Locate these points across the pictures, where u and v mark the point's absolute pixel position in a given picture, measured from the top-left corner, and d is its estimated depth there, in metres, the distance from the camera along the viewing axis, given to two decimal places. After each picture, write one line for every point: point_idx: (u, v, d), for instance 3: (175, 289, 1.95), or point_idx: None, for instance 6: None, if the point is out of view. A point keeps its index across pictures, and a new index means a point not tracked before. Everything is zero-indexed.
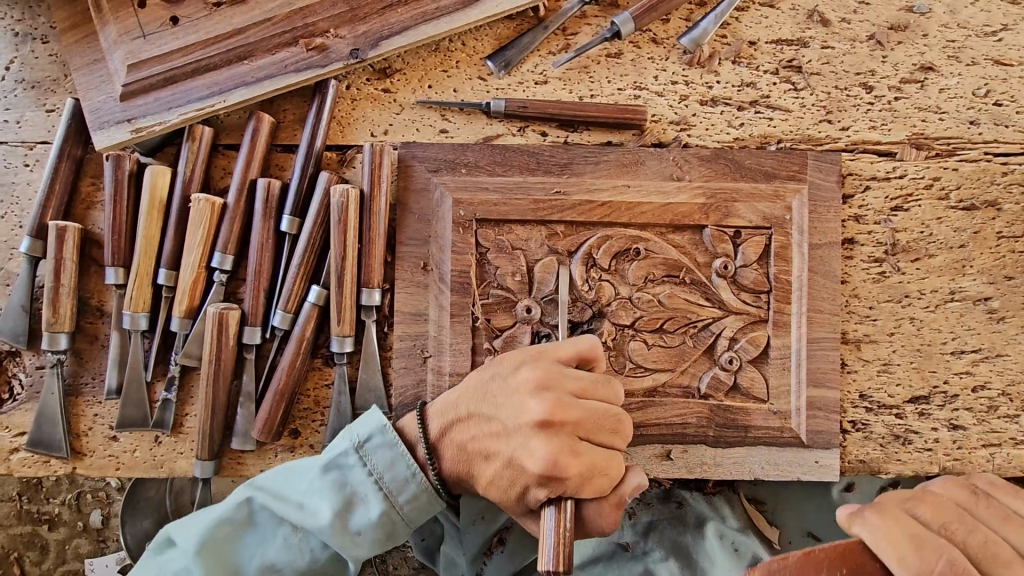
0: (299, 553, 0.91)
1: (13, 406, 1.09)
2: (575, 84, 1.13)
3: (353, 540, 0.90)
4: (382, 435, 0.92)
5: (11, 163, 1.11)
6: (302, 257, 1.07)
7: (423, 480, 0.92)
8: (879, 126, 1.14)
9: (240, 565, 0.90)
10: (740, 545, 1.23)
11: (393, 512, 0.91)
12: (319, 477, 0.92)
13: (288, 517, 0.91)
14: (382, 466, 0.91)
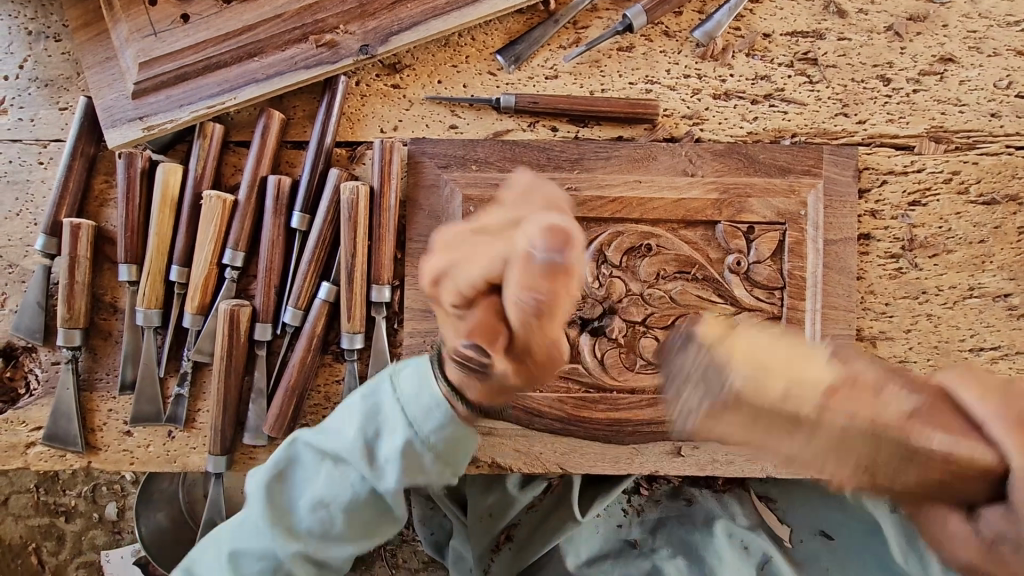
0: (343, 490, 0.84)
1: (30, 401, 1.11)
2: (586, 78, 1.12)
3: (387, 472, 0.82)
4: (412, 362, 0.83)
5: (25, 161, 1.12)
6: (313, 253, 1.07)
7: (450, 412, 0.78)
8: (898, 119, 1.12)
9: (293, 505, 0.86)
10: (749, 543, 1.27)
11: (421, 445, 0.80)
12: (353, 411, 0.85)
13: (329, 453, 0.85)
14: (408, 392, 0.81)
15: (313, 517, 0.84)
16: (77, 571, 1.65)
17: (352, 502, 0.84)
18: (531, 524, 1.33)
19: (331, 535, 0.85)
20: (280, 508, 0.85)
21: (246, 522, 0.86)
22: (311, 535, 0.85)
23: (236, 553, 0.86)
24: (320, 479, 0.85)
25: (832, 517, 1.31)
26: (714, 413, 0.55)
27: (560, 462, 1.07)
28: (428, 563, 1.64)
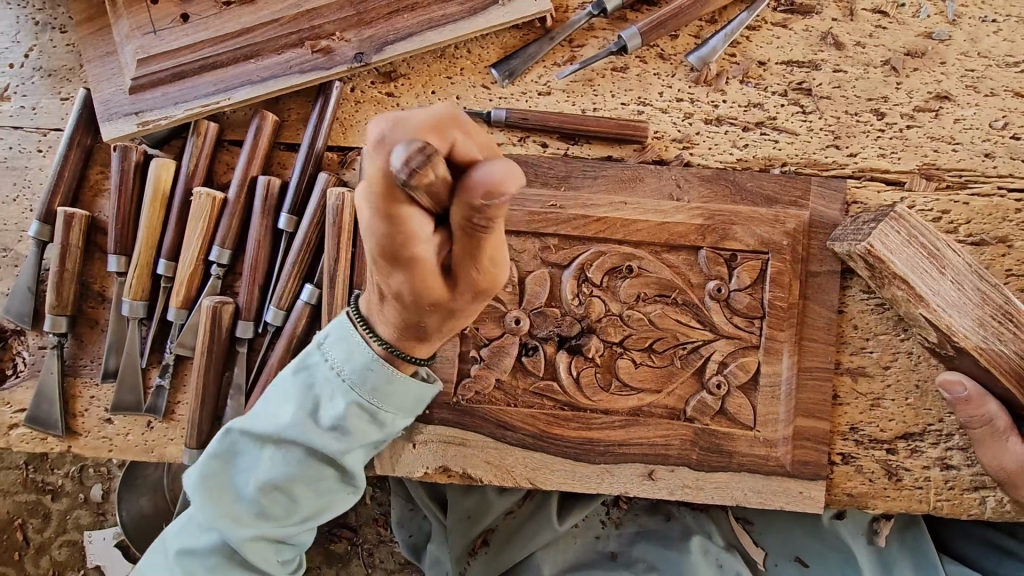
0: (290, 465, 0.86)
1: (15, 382, 1.13)
2: (579, 97, 1.13)
3: (332, 436, 0.85)
4: (334, 329, 0.86)
5: (25, 148, 1.15)
6: (297, 255, 1.08)
7: (383, 365, 0.83)
8: (888, 155, 1.11)
9: (236, 489, 0.87)
10: (723, 563, 1.28)
11: (362, 400, 0.84)
12: (286, 385, 0.87)
13: (267, 433, 0.86)
14: (338, 358, 0.84)
15: (262, 497, 0.86)
16: (60, 549, 1.69)
17: (301, 475, 0.87)
18: (508, 530, 1.36)
19: (281, 506, 0.87)
20: (224, 495, 0.87)
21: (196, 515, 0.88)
22: (261, 514, 0.86)
23: (186, 547, 0.87)
24: (262, 458, 0.87)
25: (810, 546, 1.29)
26: (885, 232, 0.99)
27: (530, 478, 1.07)
28: (404, 564, 1.66)
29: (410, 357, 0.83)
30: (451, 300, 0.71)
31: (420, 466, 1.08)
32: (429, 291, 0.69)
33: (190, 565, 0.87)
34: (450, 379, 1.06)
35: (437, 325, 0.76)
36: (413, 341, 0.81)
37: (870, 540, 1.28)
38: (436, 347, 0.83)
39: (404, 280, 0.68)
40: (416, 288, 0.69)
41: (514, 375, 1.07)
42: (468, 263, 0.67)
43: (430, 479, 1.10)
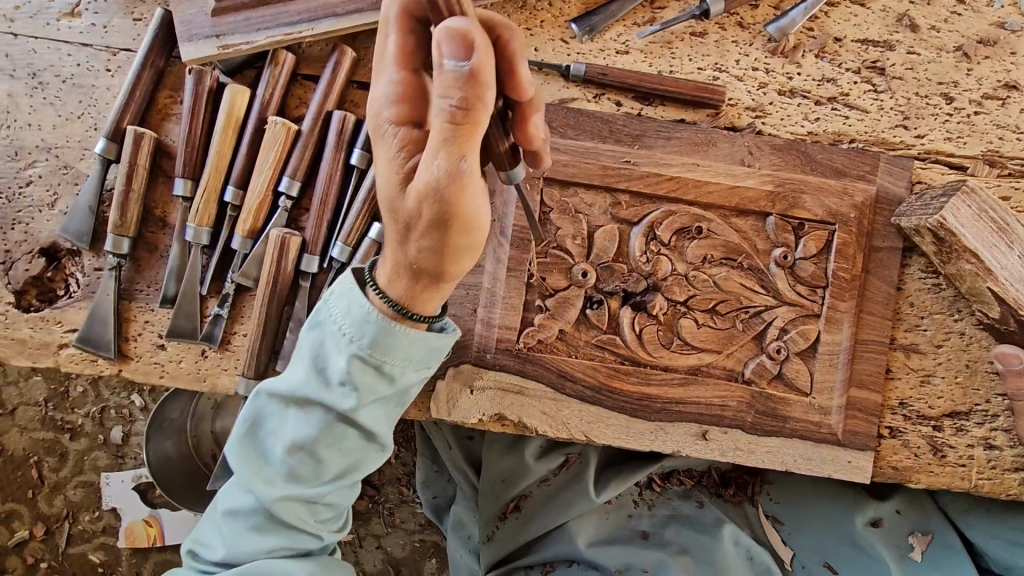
0: (311, 424, 0.85)
1: (67, 302, 1.11)
2: (657, 58, 1.13)
3: (341, 394, 0.83)
4: (339, 283, 0.83)
5: (93, 66, 1.13)
6: (368, 193, 1.08)
7: (380, 316, 0.79)
8: (955, 139, 1.13)
9: (265, 452, 0.87)
10: (754, 554, 1.30)
11: (366, 355, 0.81)
12: (300, 347, 0.86)
13: (286, 393, 0.86)
14: (341, 314, 0.82)
15: (286, 462, 0.86)
16: (75, 489, 1.65)
17: (321, 437, 0.85)
18: (542, 498, 1.35)
19: (308, 469, 0.86)
20: (255, 459, 0.87)
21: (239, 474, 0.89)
22: (289, 477, 0.86)
23: (232, 508, 0.89)
24: (285, 421, 0.86)
25: (841, 550, 1.30)
26: (955, 206, 1.01)
27: (586, 431, 1.08)
28: (425, 525, 1.66)
29: (392, 304, 0.79)
30: (409, 210, 0.70)
31: (476, 412, 1.08)
32: (395, 184, 0.72)
33: (235, 525, 0.88)
34: (514, 326, 1.07)
35: (406, 251, 0.74)
36: (397, 279, 0.78)
37: (903, 552, 1.27)
38: (414, 294, 0.78)
39: (381, 169, 0.74)
40: (387, 181, 0.72)
41: (577, 327, 1.08)
42: (426, 160, 0.65)
43: (483, 427, 1.09)
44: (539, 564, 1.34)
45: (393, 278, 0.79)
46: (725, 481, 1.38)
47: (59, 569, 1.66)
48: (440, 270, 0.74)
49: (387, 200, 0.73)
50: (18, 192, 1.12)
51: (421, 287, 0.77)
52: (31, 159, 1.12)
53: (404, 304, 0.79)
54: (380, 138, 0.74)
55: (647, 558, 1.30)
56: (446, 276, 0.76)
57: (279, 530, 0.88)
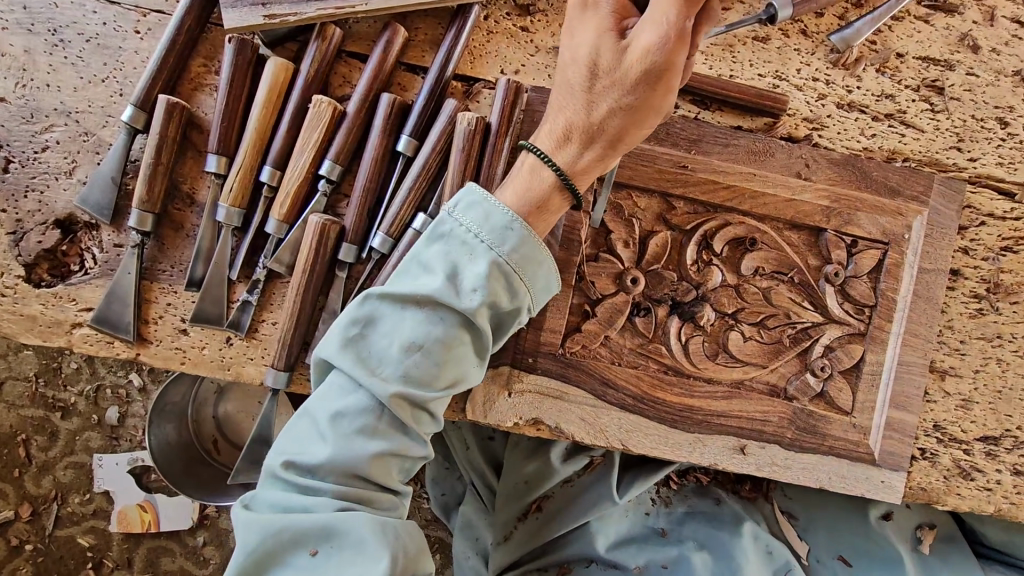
0: (434, 325, 0.82)
1: (83, 279, 1.04)
2: (717, 61, 1.09)
3: (470, 297, 0.81)
4: (472, 193, 0.84)
5: (120, 26, 1.05)
6: (414, 182, 1.02)
7: (522, 227, 0.82)
8: (1007, 164, 1.12)
9: (377, 356, 0.82)
10: (773, 549, 1.26)
11: (503, 261, 0.82)
12: (424, 252, 0.84)
13: (408, 294, 0.82)
14: (477, 219, 0.82)
15: (405, 362, 0.81)
16: (64, 471, 1.55)
17: (445, 339, 0.82)
18: (563, 498, 1.32)
19: (424, 373, 0.82)
20: (366, 362, 0.81)
21: (339, 381, 0.82)
22: (405, 379, 0.81)
23: (331, 421, 0.80)
24: (403, 323, 0.82)
25: (854, 543, 1.29)
26: None
27: (624, 440, 1.05)
28: (430, 520, 1.61)
29: (557, 171, 0.82)
30: (620, 67, 0.73)
31: (513, 416, 1.03)
32: (606, 43, 0.74)
33: (339, 428, 0.80)
34: (558, 329, 1.03)
35: (593, 111, 0.78)
36: (565, 143, 0.81)
37: (913, 547, 1.28)
38: (581, 162, 0.82)
39: (587, 33, 0.75)
40: (595, 43, 0.75)
41: (623, 333, 1.05)
42: (655, 17, 0.68)
43: (518, 431, 1.05)
44: (555, 564, 1.31)
45: (562, 143, 0.81)
46: (740, 477, 1.38)
47: (44, 552, 1.55)
48: (620, 135, 0.78)
49: (588, 59, 0.76)
50: (33, 157, 1.04)
51: (593, 154, 0.81)
52: (48, 123, 1.04)
53: (567, 171, 0.82)
54: (591, 7, 0.75)
55: (666, 554, 1.26)
56: (621, 144, 0.80)
57: (384, 439, 0.81)
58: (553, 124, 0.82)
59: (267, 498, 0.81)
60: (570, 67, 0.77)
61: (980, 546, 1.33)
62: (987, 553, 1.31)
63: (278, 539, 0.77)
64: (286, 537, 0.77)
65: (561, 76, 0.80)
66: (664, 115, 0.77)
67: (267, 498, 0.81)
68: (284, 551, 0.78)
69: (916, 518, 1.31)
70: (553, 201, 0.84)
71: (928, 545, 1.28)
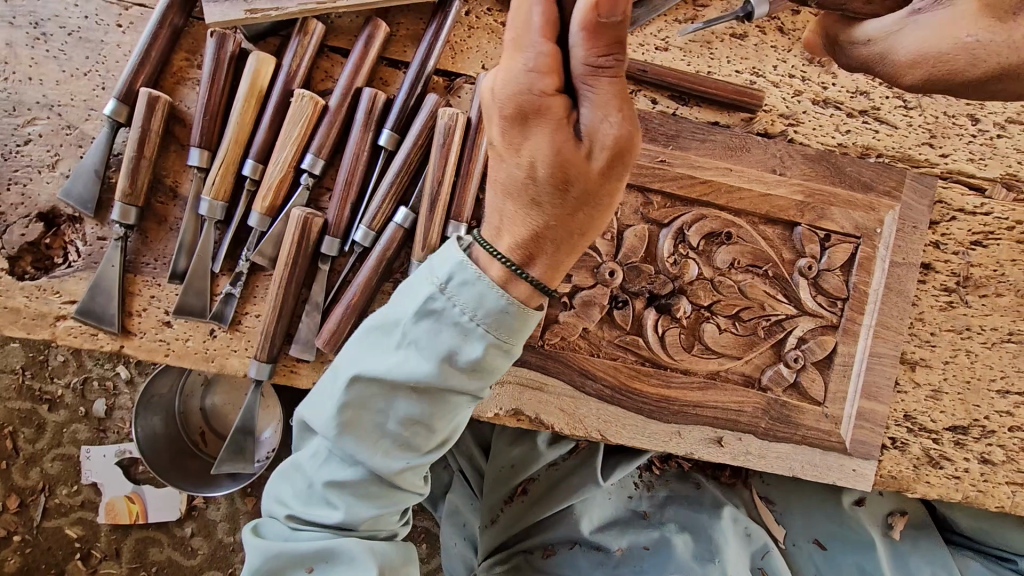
0: (430, 405, 0.77)
1: (67, 272, 1.05)
2: (695, 57, 1.10)
3: (467, 380, 0.75)
4: (463, 271, 0.71)
5: (102, 20, 1.05)
6: (396, 177, 1.03)
7: (520, 306, 0.71)
8: (977, 160, 1.15)
9: (374, 430, 0.79)
10: (752, 532, 1.29)
11: (499, 341, 0.73)
12: (412, 332, 0.74)
13: (400, 379, 0.75)
14: (470, 301, 0.72)
15: (402, 436, 0.79)
16: (52, 463, 1.56)
17: (442, 413, 0.78)
18: (548, 483, 1.34)
19: (422, 441, 0.80)
20: (363, 437, 0.79)
21: (337, 452, 0.80)
22: (404, 447, 0.80)
23: (333, 487, 0.81)
24: (397, 400, 0.77)
25: (829, 530, 1.32)
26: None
27: (602, 430, 1.07)
28: (417, 510, 1.63)
29: (506, 261, 0.72)
30: (588, 172, 0.67)
31: (494, 406, 1.05)
32: (567, 148, 0.66)
33: (341, 494, 0.81)
34: (538, 322, 1.05)
35: (568, 221, 0.70)
36: (536, 254, 0.72)
37: (884, 532, 1.31)
38: (554, 268, 0.74)
39: (542, 137, 0.66)
40: (554, 151, 0.66)
41: (601, 326, 1.08)
42: (615, 115, 0.64)
43: (498, 422, 1.07)
44: (540, 547, 1.34)
45: (529, 256, 0.72)
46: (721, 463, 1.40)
47: (33, 543, 1.56)
48: (590, 229, 0.72)
49: (554, 172, 0.67)
50: (16, 150, 1.05)
51: (561, 257, 0.73)
52: (31, 116, 1.05)
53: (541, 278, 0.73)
54: (531, 119, 0.65)
55: (648, 537, 1.28)
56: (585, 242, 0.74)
57: (387, 497, 0.83)
58: (517, 238, 0.72)
59: (274, 527, 0.86)
60: (534, 182, 0.68)
61: (953, 534, 1.36)
62: (960, 540, 1.35)
63: (277, 561, 0.82)
64: (282, 560, 0.82)
65: (514, 190, 0.70)
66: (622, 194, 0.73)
67: (274, 529, 0.86)
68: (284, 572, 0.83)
69: (890, 505, 1.34)
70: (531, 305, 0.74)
71: (899, 532, 1.32)
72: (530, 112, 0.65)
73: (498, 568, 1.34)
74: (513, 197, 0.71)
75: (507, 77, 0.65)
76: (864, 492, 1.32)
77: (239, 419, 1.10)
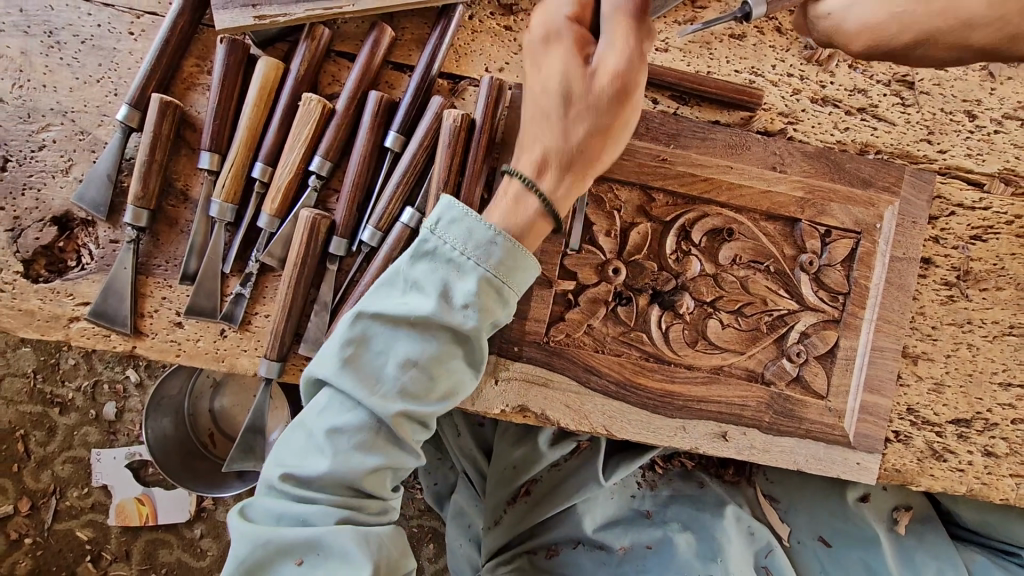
0: (429, 345, 0.83)
1: (80, 274, 1.07)
2: (695, 58, 1.12)
3: (463, 316, 0.83)
4: (453, 209, 0.84)
5: (114, 28, 1.08)
6: (402, 177, 1.05)
7: (508, 239, 0.84)
8: (975, 155, 1.16)
9: (373, 374, 0.83)
10: (755, 530, 1.29)
11: (493, 276, 0.84)
12: (411, 269, 0.85)
13: (401, 315, 0.83)
14: (462, 235, 0.84)
15: (399, 382, 0.83)
16: (63, 465, 1.58)
17: (440, 355, 0.84)
18: (551, 483, 1.36)
19: (419, 389, 0.84)
20: (363, 382, 0.83)
21: (335, 401, 0.84)
22: (402, 395, 0.83)
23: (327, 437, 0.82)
24: (397, 340, 0.83)
25: (835, 525, 1.32)
26: None
27: (607, 425, 1.08)
28: (423, 510, 1.64)
29: (540, 198, 0.86)
30: (586, 91, 0.80)
31: (500, 403, 1.06)
32: (573, 70, 0.80)
33: (335, 444, 0.82)
34: (543, 319, 1.06)
35: (570, 135, 0.83)
36: (544, 171, 0.86)
37: (889, 527, 1.32)
38: (561, 188, 0.86)
39: (555, 58, 0.81)
40: (563, 71, 0.81)
41: (605, 322, 1.09)
42: (613, 43, 0.77)
43: (505, 418, 1.08)
44: (543, 547, 1.34)
45: (540, 171, 0.86)
46: (724, 461, 1.41)
47: (44, 545, 1.57)
48: (596, 155, 0.85)
49: (561, 86, 0.81)
50: (30, 156, 1.07)
51: (570, 179, 0.86)
52: (45, 122, 1.07)
53: (550, 199, 0.86)
54: (553, 41, 0.82)
55: (650, 536, 1.29)
56: (592, 167, 0.86)
57: (381, 450, 0.84)
58: (531, 152, 0.86)
59: (264, 507, 0.85)
60: (544, 96, 0.83)
61: (956, 528, 1.37)
62: (963, 534, 1.36)
63: (267, 550, 0.82)
64: (274, 548, 0.82)
65: (532, 109, 0.86)
66: (630, 134, 0.85)
67: (264, 508, 0.85)
68: (273, 560, 0.82)
69: (894, 500, 1.35)
70: (525, 244, 0.87)
71: (904, 526, 1.33)
72: (554, 34, 0.81)
73: (501, 569, 1.33)
74: (532, 111, 0.86)
75: (545, 8, 0.83)
76: (868, 487, 1.33)
77: (250, 417, 1.11)
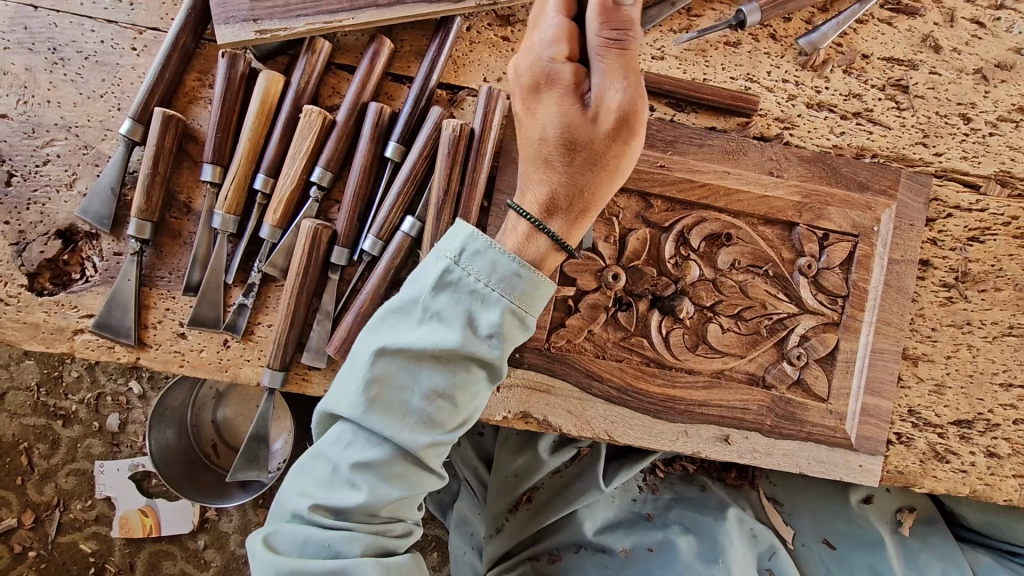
0: (454, 377, 0.83)
1: (84, 286, 1.08)
2: (690, 65, 1.14)
3: (489, 346, 0.83)
4: (475, 240, 0.83)
5: (117, 44, 1.09)
6: (402, 187, 1.06)
7: (529, 271, 0.83)
8: (970, 158, 1.17)
9: (398, 406, 0.83)
10: (757, 533, 1.30)
11: (515, 306, 0.83)
12: (433, 302, 0.83)
13: (425, 349, 0.82)
14: (485, 267, 0.82)
15: (427, 410, 0.84)
16: (67, 478, 1.58)
17: (464, 385, 0.84)
18: (552, 489, 1.35)
19: (444, 417, 0.85)
20: (389, 415, 0.83)
21: (360, 434, 0.84)
22: (429, 425, 0.84)
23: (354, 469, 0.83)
24: (421, 374, 0.83)
25: (839, 527, 1.32)
26: None
27: (609, 431, 1.08)
28: (427, 519, 1.63)
29: (549, 236, 0.84)
30: (587, 132, 0.79)
31: (502, 409, 1.07)
32: (571, 114, 0.79)
33: (363, 477, 0.83)
34: (544, 325, 1.07)
35: (576, 178, 0.82)
36: (551, 210, 0.85)
37: (894, 530, 1.32)
38: (567, 227, 0.85)
39: (551, 104, 0.80)
40: (560, 115, 0.80)
41: (606, 328, 1.10)
42: (609, 85, 0.77)
43: (507, 425, 1.09)
44: (546, 553, 1.35)
45: (548, 212, 0.85)
46: (726, 465, 1.41)
47: (48, 558, 1.57)
48: (602, 193, 0.84)
49: (562, 130, 0.80)
50: (35, 170, 1.08)
51: (579, 216, 0.85)
52: (49, 137, 1.08)
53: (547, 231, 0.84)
54: (545, 87, 0.80)
55: (651, 538, 1.29)
56: (599, 204, 0.85)
57: (409, 480, 0.85)
58: (535, 193, 0.85)
59: (287, 535, 0.85)
60: (544, 141, 0.82)
61: (961, 530, 1.37)
62: (969, 536, 1.36)
63: None
64: None
65: (533, 153, 0.84)
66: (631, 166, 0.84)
67: (287, 536, 0.85)
68: None
69: (898, 501, 1.35)
70: (538, 267, 0.85)
71: (908, 528, 1.32)
72: (545, 80, 0.80)
73: None
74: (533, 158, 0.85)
75: (530, 51, 0.81)
76: (871, 489, 1.33)
77: (254, 426, 1.11)
